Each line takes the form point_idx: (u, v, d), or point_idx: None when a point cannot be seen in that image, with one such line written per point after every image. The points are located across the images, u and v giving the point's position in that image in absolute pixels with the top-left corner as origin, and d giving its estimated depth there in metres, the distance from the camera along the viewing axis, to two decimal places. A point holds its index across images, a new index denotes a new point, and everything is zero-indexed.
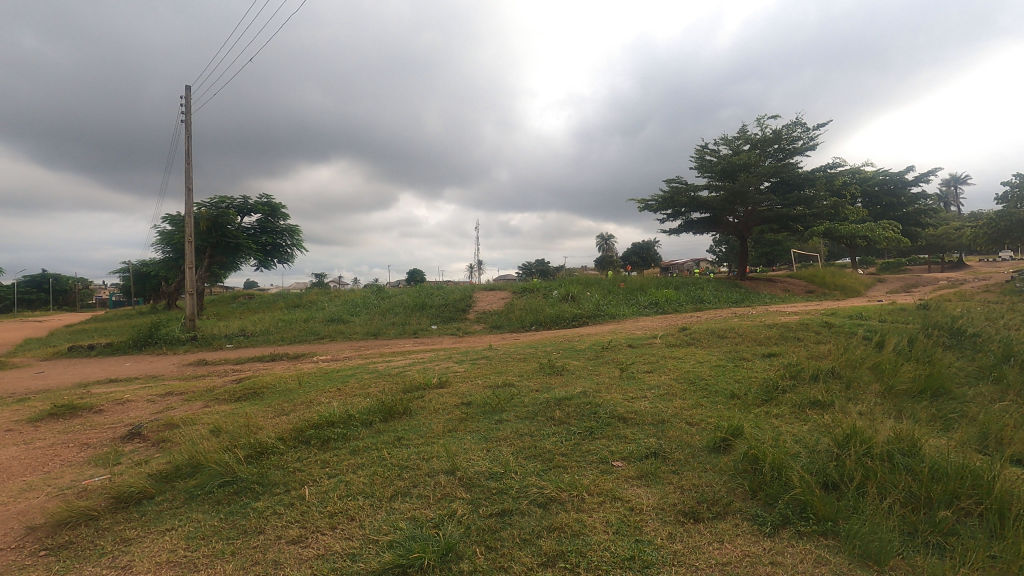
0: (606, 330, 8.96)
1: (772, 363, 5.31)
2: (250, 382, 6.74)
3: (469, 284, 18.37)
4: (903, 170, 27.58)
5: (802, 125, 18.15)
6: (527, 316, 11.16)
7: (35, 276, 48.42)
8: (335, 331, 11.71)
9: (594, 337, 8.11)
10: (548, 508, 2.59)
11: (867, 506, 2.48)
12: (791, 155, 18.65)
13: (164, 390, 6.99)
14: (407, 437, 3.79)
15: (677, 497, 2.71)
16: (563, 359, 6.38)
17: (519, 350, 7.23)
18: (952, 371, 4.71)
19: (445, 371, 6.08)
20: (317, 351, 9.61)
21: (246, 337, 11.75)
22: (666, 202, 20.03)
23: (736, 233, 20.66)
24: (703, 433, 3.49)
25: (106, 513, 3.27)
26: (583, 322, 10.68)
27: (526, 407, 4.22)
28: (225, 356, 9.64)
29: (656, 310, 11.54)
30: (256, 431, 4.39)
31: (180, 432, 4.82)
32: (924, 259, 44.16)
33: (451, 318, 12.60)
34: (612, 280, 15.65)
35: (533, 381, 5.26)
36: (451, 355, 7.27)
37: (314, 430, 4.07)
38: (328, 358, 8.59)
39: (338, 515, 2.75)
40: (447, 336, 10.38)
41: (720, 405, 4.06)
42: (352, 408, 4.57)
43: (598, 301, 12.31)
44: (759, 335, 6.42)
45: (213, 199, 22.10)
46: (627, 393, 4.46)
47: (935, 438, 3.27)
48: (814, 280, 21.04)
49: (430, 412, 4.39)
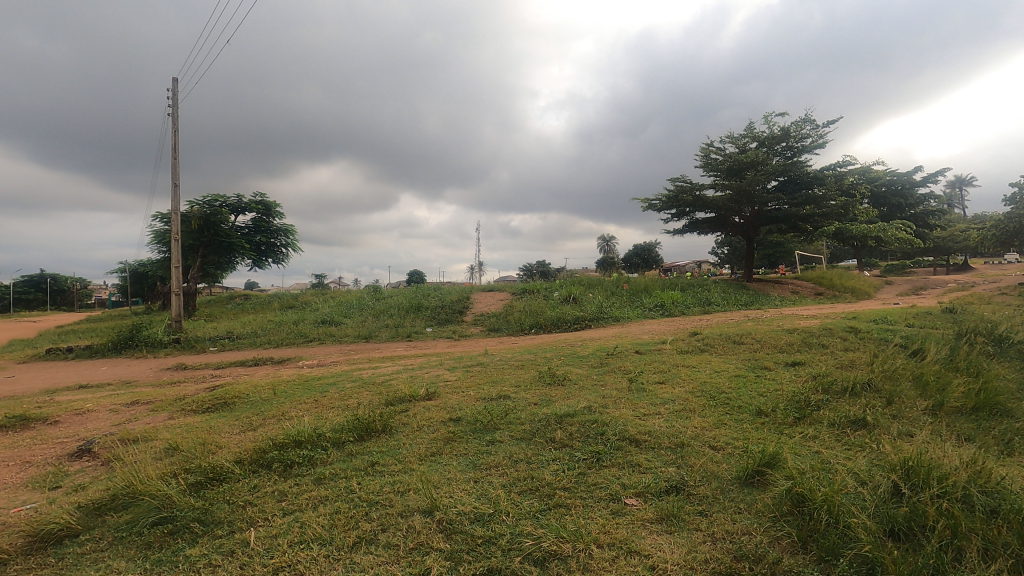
0: (610, 334, 8.38)
1: (798, 373, 4.76)
2: (222, 391, 6.17)
3: (468, 284, 17.72)
4: (911, 170, 27.06)
5: (812, 122, 17.58)
6: (526, 319, 10.61)
7: (31, 275, 47.86)
8: (325, 334, 11.16)
9: (598, 342, 7.57)
10: (546, 568, 2.04)
11: (956, 569, 1.93)
12: (799, 153, 18.09)
13: (129, 399, 6.42)
14: (382, 462, 3.26)
15: (708, 549, 2.16)
16: (565, 367, 5.83)
17: (516, 356, 6.66)
18: (1005, 384, 4.15)
19: (435, 380, 5.53)
20: (303, 355, 9.06)
21: (232, 340, 11.21)
22: (671, 202, 19.49)
23: (742, 233, 20.09)
24: (731, 461, 2.95)
25: (16, 556, 2.71)
26: (586, 325, 10.11)
27: (522, 425, 3.68)
28: (206, 361, 9.07)
29: (662, 313, 10.96)
30: (215, 450, 3.84)
31: (133, 451, 4.26)
32: (928, 262, 43.68)
33: (447, 320, 12.05)
34: (615, 281, 15.06)
35: (531, 393, 4.71)
36: (442, 361, 6.70)
37: (277, 452, 3.53)
38: (312, 364, 8.02)
39: (284, 570, 2.21)
40: (441, 340, 9.82)
41: (746, 426, 3.51)
42: (328, 423, 4.04)
43: (601, 303, 11.77)
44: (779, 341, 5.86)
45: (206, 197, 21.53)
46: (638, 409, 3.89)
47: (1011, 470, 2.72)
48: (823, 282, 20.43)
49: (413, 429, 3.85)
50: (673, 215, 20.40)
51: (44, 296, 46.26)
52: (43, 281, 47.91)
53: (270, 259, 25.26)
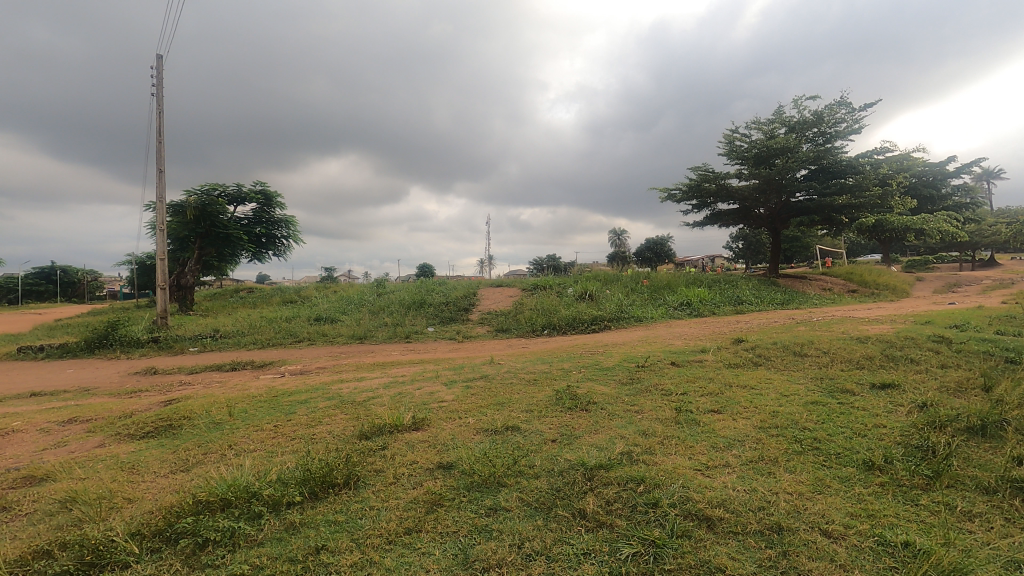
0: (635, 339, 7.26)
1: (896, 401, 3.65)
2: (174, 406, 5.14)
3: (475, 279, 16.64)
4: (943, 161, 25.64)
5: (847, 105, 16.31)
6: (538, 318, 9.54)
7: (41, 267, 47.55)
8: (317, 333, 10.15)
9: (622, 348, 6.49)
10: None
11: None
12: (832, 139, 16.81)
13: (69, 415, 5.42)
14: (333, 547, 2.22)
15: None
16: (586, 384, 4.74)
17: (527, 367, 5.57)
18: None
19: (426, 400, 4.45)
20: (288, 360, 8.05)
21: (215, 338, 10.22)
22: (692, 192, 18.31)
23: (768, 225, 18.85)
24: (869, 569, 1.87)
25: None
26: (605, 327, 8.99)
27: (537, 484, 2.63)
28: (180, 366, 8.08)
29: (690, 312, 9.82)
30: (120, 509, 2.82)
31: (28, 498, 3.26)
32: (952, 258, 42.04)
33: (451, 319, 11.03)
34: (634, 277, 13.93)
35: (547, 423, 3.65)
36: (439, 372, 5.64)
37: (195, 519, 2.52)
38: (294, 372, 7.00)
39: None
40: (443, 342, 8.76)
41: (859, 492, 2.44)
42: (277, 469, 3.02)
43: (621, 301, 10.67)
44: (853, 353, 4.74)
45: (204, 187, 20.64)
46: (696, 457, 2.82)
47: None
48: (854, 279, 19.12)
49: (385, 483, 2.81)
50: (693, 207, 19.27)
51: (53, 287, 45.90)
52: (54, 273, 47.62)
53: (269, 251, 24.42)
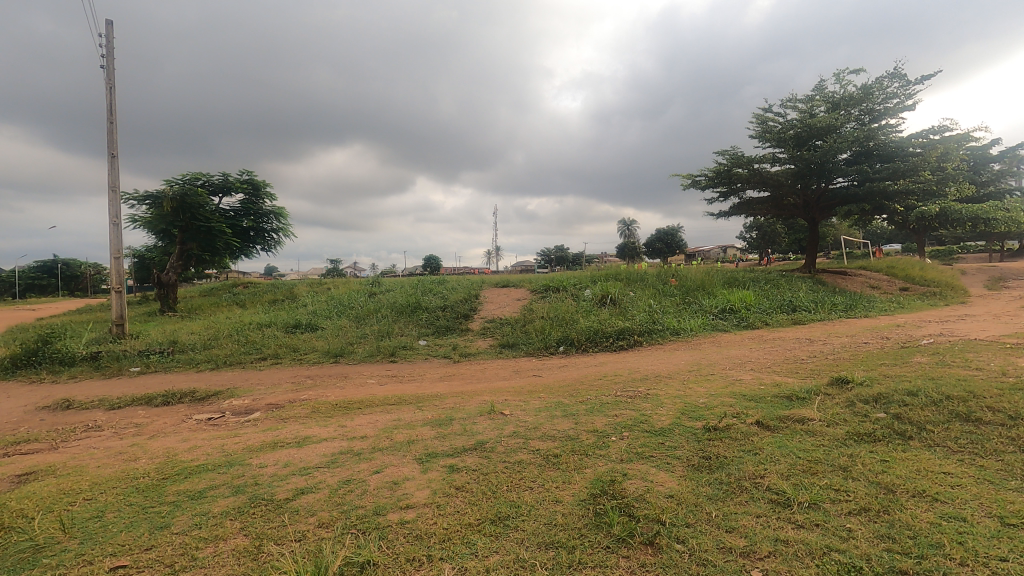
0: (684, 368, 5.47)
1: None
2: (17, 491, 3.42)
3: (478, 278, 14.94)
4: (985, 145, 23.70)
5: (900, 78, 14.36)
6: (552, 331, 7.82)
7: (43, 261, 46.37)
8: (286, 348, 8.45)
9: (669, 387, 4.74)
10: None
11: None
12: (881, 117, 14.91)
13: None
14: None
15: None
16: (636, 471, 3.00)
17: (542, 426, 3.82)
18: None
19: (381, 506, 2.74)
20: (238, 391, 6.36)
21: (166, 355, 8.52)
22: (719, 178, 16.52)
23: (803, 215, 17.02)
24: None
25: None
26: (636, 343, 7.23)
27: None
28: (103, 398, 6.39)
29: (736, 323, 8.07)
30: None
31: None
32: (976, 248, 40.15)
33: (448, 327, 9.35)
34: (659, 274, 12.12)
35: None
36: (415, 432, 3.90)
37: None
38: (232, 415, 5.25)
39: None
40: (434, 362, 7.07)
41: None
42: None
43: (650, 308, 8.91)
44: None
45: (186, 176, 19.02)
46: None
47: None
48: (900, 274, 17.18)
49: None
50: (720, 194, 17.44)
51: (53, 282, 44.79)
52: (55, 267, 46.31)
53: (257, 246, 22.97)
